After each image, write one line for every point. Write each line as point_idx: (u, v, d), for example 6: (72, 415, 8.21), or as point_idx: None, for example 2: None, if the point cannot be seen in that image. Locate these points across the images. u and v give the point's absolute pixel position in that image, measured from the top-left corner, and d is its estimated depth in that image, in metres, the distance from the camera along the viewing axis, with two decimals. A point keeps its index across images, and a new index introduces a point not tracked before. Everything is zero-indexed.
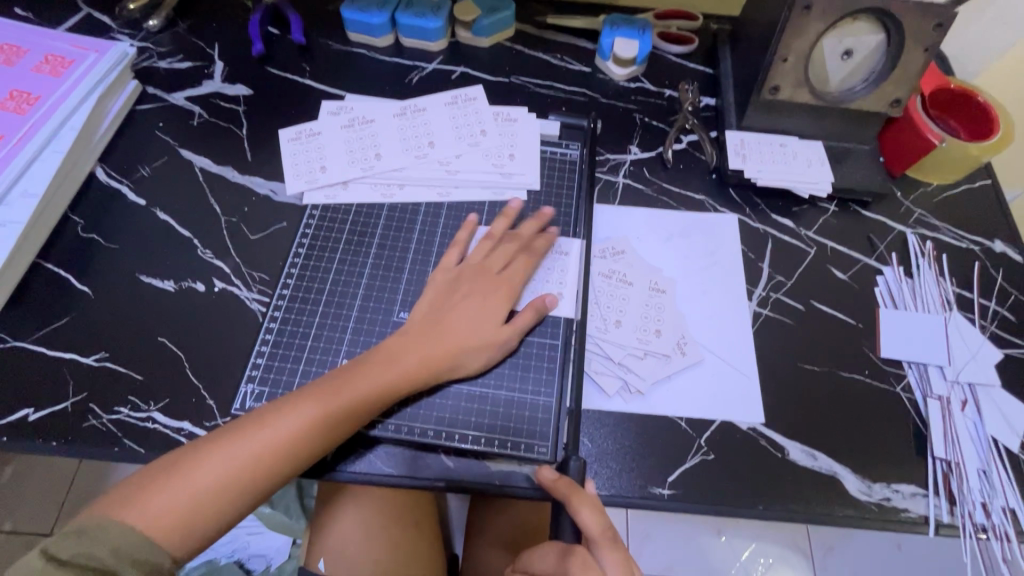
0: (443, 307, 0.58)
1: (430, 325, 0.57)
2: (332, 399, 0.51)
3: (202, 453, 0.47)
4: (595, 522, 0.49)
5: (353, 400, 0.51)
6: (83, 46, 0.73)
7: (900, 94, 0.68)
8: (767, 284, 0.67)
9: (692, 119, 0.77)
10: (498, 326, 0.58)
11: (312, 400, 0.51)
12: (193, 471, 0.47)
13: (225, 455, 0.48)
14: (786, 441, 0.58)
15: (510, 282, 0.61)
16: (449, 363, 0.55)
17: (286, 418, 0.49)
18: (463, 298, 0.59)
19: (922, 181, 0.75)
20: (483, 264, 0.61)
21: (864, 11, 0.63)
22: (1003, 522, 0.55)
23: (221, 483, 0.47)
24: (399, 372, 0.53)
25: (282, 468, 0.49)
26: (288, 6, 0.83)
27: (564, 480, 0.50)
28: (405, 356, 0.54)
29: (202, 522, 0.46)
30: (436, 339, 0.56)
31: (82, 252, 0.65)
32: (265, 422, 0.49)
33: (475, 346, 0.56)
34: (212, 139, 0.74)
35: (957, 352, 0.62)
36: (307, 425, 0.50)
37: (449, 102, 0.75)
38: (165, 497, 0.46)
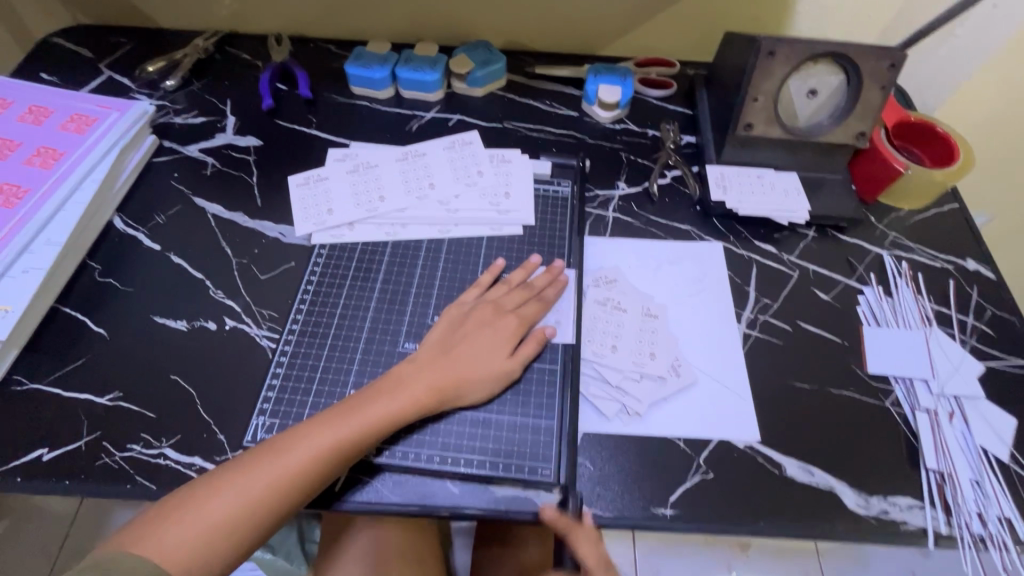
0: (451, 340, 0.61)
1: (439, 353, 0.59)
2: (344, 424, 0.53)
3: (219, 482, 0.49)
4: (590, 551, 0.54)
5: (366, 425, 0.53)
6: (106, 106, 0.79)
7: (864, 127, 0.73)
8: (754, 306, 0.70)
9: (675, 156, 0.83)
10: (503, 356, 0.60)
11: (324, 428, 0.52)
12: (209, 502, 0.48)
13: (239, 484, 0.49)
14: (782, 457, 0.60)
15: (519, 318, 0.63)
16: (456, 387, 0.57)
17: (297, 446, 0.51)
18: (471, 330, 0.61)
19: (894, 206, 0.80)
20: (493, 301, 0.64)
21: (823, 54, 0.69)
22: (1000, 531, 0.56)
23: (235, 513, 0.48)
24: (410, 398, 0.56)
25: (295, 495, 0.50)
26: (296, 64, 0.90)
27: (564, 518, 0.53)
28: (415, 382, 0.57)
29: (217, 551, 0.48)
30: (446, 366, 0.58)
31: (98, 297, 0.68)
32: (277, 450, 0.51)
33: (479, 374, 0.58)
34: (223, 187, 0.78)
35: (940, 366, 0.65)
36: (318, 452, 0.51)
37: (447, 147, 0.80)
38: (182, 526, 0.47)
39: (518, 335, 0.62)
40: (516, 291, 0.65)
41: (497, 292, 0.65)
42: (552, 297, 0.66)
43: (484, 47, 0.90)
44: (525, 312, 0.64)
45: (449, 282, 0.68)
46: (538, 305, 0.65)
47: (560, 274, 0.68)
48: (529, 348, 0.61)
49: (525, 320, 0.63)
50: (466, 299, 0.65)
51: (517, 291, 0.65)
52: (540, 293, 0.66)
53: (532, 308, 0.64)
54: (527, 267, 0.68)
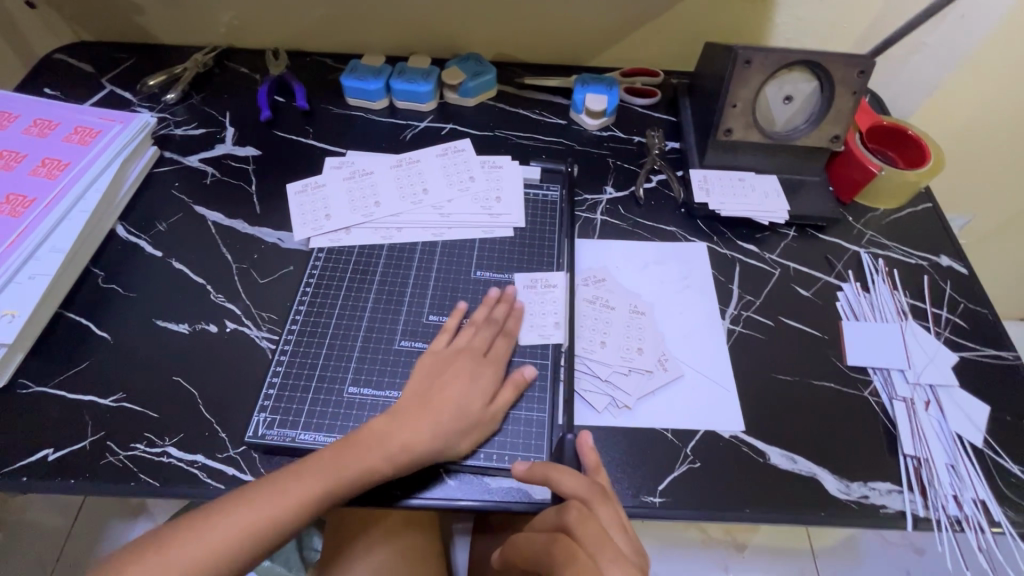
0: (430, 389, 0.59)
1: (418, 404, 0.58)
2: (313, 482, 0.53)
3: (188, 529, 0.50)
4: (581, 483, 0.51)
5: (334, 481, 0.53)
6: (109, 119, 0.81)
7: (839, 131, 0.76)
8: (738, 303, 0.73)
9: (660, 161, 0.86)
10: (481, 406, 0.59)
11: (293, 482, 0.52)
12: (176, 548, 0.49)
13: (205, 535, 0.50)
14: (766, 446, 0.62)
15: (495, 363, 0.62)
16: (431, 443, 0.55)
17: (264, 500, 0.51)
18: (451, 379, 0.60)
19: (870, 206, 0.83)
20: (471, 345, 0.63)
21: (797, 62, 0.73)
22: (975, 512, 0.58)
23: (199, 561, 0.49)
24: (382, 453, 0.54)
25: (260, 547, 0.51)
26: (293, 77, 0.93)
27: (536, 464, 0.53)
28: (390, 438, 0.55)
29: None
30: (422, 420, 0.56)
31: (101, 302, 0.70)
32: (246, 503, 0.51)
33: (459, 426, 0.57)
34: (223, 196, 0.81)
35: (916, 357, 0.67)
36: (281, 509, 0.51)
37: (440, 154, 0.83)
38: (146, 572, 0.48)
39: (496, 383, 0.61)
40: (483, 330, 0.65)
41: (473, 334, 0.64)
42: (515, 331, 0.66)
43: (475, 59, 0.94)
44: (497, 353, 0.63)
45: (444, 283, 0.71)
46: (506, 341, 0.64)
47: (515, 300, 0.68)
48: (508, 393, 0.60)
49: (501, 365, 0.62)
50: (445, 343, 0.64)
51: (496, 336, 0.65)
52: (504, 326, 0.66)
53: (502, 346, 0.64)
54: (497, 300, 0.67)
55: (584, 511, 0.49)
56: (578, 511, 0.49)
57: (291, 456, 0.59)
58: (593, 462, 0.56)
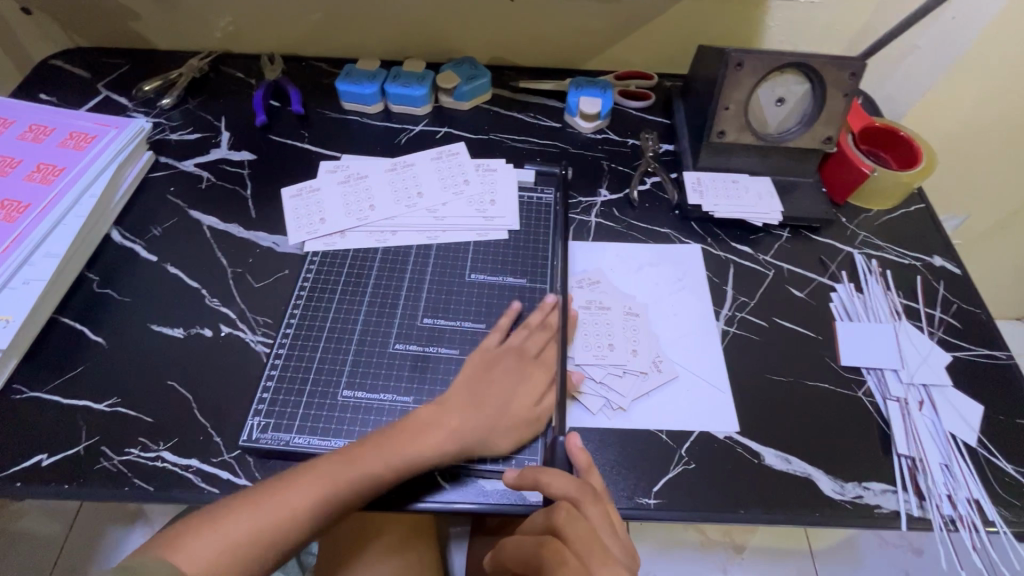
0: (481, 385, 0.61)
1: (470, 399, 0.60)
2: (366, 469, 0.54)
3: (243, 502, 0.51)
4: (570, 484, 0.52)
5: (387, 471, 0.54)
6: (105, 124, 0.82)
7: (831, 132, 0.77)
8: (732, 304, 0.73)
9: (654, 163, 0.86)
10: (531, 406, 0.60)
11: (345, 464, 0.54)
12: (230, 519, 0.50)
13: (259, 509, 0.51)
14: (760, 447, 0.62)
15: (547, 365, 0.64)
16: (479, 439, 0.57)
17: (317, 482, 0.53)
18: (502, 376, 0.62)
19: (864, 208, 0.83)
20: (521, 344, 0.64)
21: (788, 64, 0.73)
22: (969, 512, 0.58)
23: (253, 532, 0.50)
24: (433, 446, 0.56)
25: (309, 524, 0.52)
26: (288, 82, 0.93)
27: (525, 469, 0.53)
28: (439, 427, 0.57)
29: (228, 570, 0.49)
30: (474, 414, 0.58)
31: (96, 307, 0.70)
32: (300, 481, 0.53)
33: (508, 423, 0.59)
34: (218, 200, 0.81)
35: (910, 357, 0.68)
36: (335, 492, 0.53)
37: (434, 158, 0.83)
38: (202, 542, 0.49)
39: (545, 382, 0.63)
40: (537, 333, 0.65)
41: (521, 334, 0.65)
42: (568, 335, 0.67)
43: (469, 64, 0.94)
44: (550, 355, 0.64)
45: (438, 286, 0.71)
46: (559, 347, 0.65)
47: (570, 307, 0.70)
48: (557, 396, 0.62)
49: (552, 367, 0.64)
50: (493, 340, 0.65)
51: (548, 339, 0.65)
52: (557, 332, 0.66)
53: (555, 350, 0.65)
54: (545, 307, 0.67)
55: (573, 513, 0.50)
56: (566, 513, 0.50)
57: (285, 459, 0.59)
58: (584, 462, 0.56)
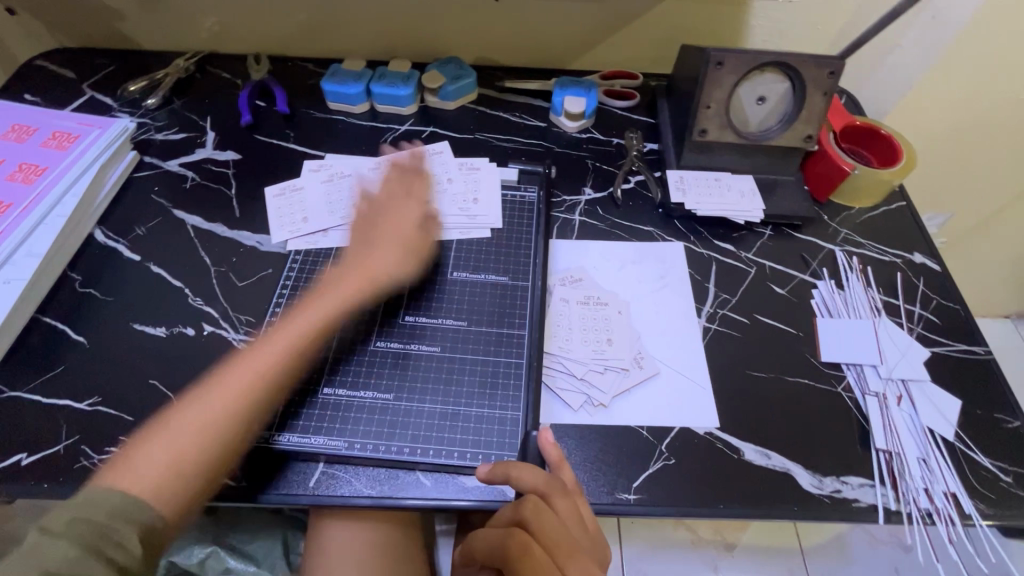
0: (364, 245, 0.69)
1: (356, 260, 0.68)
2: (284, 334, 0.60)
3: (181, 410, 0.54)
4: (539, 477, 0.53)
5: (304, 329, 0.61)
6: (88, 124, 0.82)
7: (811, 130, 0.77)
8: (714, 301, 0.73)
9: (638, 162, 0.87)
10: (409, 230, 0.71)
11: (264, 344, 0.60)
12: (172, 427, 0.53)
13: (199, 407, 0.54)
14: (740, 442, 0.62)
15: (418, 199, 0.74)
16: (381, 272, 0.67)
17: (245, 366, 0.58)
18: (380, 228, 0.70)
19: (845, 205, 0.84)
20: (395, 197, 0.74)
21: (768, 63, 0.74)
22: (945, 505, 0.59)
23: (198, 427, 0.53)
24: (341, 295, 0.65)
25: (251, 402, 0.56)
26: (273, 82, 0.93)
27: (495, 464, 0.54)
28: (339, 291, 0.65)
29: (186, 470, 0.51)
30: (367, 271, 0.67)
31: (78, 306, 0.70)
32: (228, 372, 0.57)
33: (391, 252, 0.68)
34: (202, 200, 0.81)
35: (889, 353, 0.68)
36: (263, 371, 0.57)
37: (418, 157, 0.84)
38: (148, 453, 0.51)
39: (421, 212, 0.73)
40: (411, 184, 0.76)
41: (397, 186, 0.75)
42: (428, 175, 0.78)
43: (455, 64, 0.94)
44: (419, 194, 0.75)
45: (420, 283, 0.71)
46: (425, 186, 0.77)
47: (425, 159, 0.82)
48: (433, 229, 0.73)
49: (423, 198, 0.75)
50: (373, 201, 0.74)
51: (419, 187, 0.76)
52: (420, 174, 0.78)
53: (422, 187, 0.76)
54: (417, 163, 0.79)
55: (540, 506, 0.52)
56: (534, 506, 0.52)
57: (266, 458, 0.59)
58: (556, 457, 0.56)
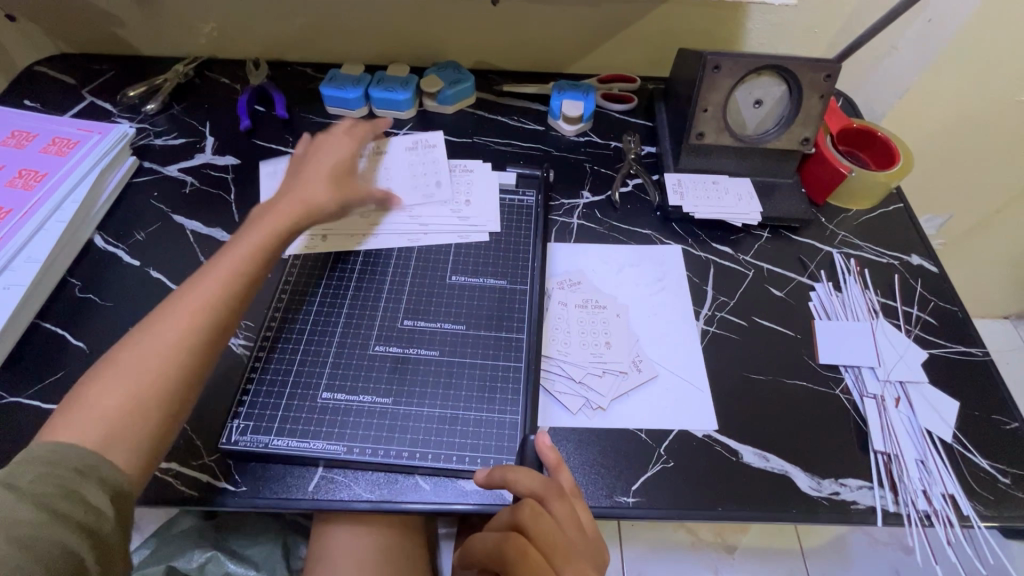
0: (292, 182, 0.69)
1: (283, 194, 0.68)
2: (217, 268, 0.59)
3: (122, 354, 0.53)
4: (536, 481, 0.53)
5: (235, 260, 0.60)
6: (88, 130, 0.82)
7: (808, 133, 0.78)
8: (712, 304, 0.74)
9: (636, 165, 0.87)
10: (337, 164, 0.71)
11: (196, 279, 0.59)
12: (113, 371, 0.52)
13: (138, 347, 0.53)
14: (738, 445, 0.63)
15: (349, 137, 0.75)
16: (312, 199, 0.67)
17: (180, 303, 0.56)
18: (309, 166, 0.71)
19: (843, 207, 0.84)
20: (327, 139, 0.75)
21: (764, 66, 0.74)
22: (944, 507, 0.59)
23: (142, 368, 0.52)
24: (273, 224, 0.64)
25: (194, 333, 0.55)
26: (272, 87, 0.93)
27: (492, 468, 0.54)
28: (268, 218, 0.64)
29: (138, 411, 0.51)
30: (295, 200, 0.66)
31: (78, 312, 0.70)
32: (164, 310, 0.56)
33: (318, 181, 0.69)
34: (202, 205, 0.81)
35: (886, 355, 0.68)
36: (199, 300, 0.57)
37: (409, 147, 0.83)
38: (95, 400, 0.50)
39: (350, 147, 0.74)
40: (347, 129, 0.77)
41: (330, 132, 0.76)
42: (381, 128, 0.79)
43: (453, 68, 0.95)
44: (352, 135, 0.76)
45: (419, 287, 0.71)
46: (361, 128, 0.78)
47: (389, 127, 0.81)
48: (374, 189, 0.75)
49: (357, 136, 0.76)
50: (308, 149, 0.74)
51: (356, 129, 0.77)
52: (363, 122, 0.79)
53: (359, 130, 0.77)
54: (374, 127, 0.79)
55: (537, 510, 0.52)
56: (531, 510, 0.52)
57: (268, 463, 0.59)
58: (554, 459, 0.56)
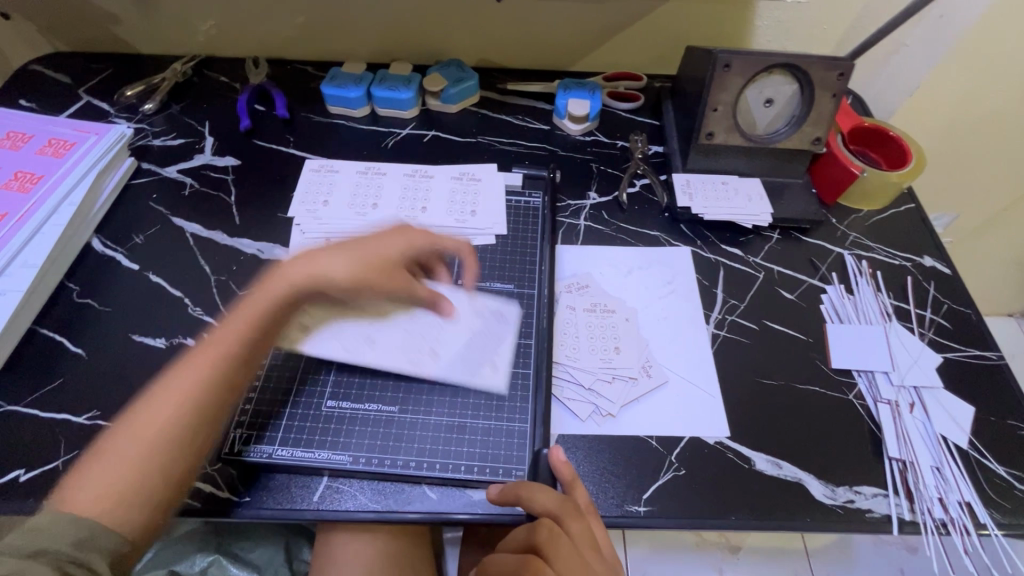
0: (328, 246, 0.64)
1: (309, 254, 0.62)
2: (222, 343, 0.56)
3: (125, 431, 0.51)
4: (553, 502, 0.53)
5: (241, 334, 0.57)
6: (85, 131, 0.80)
7: (820, 133, 0.76)
8: (722, 307, 0.72)
9: (643, 165, 0.86)
10: (380, 252, 0.63)
11: (202, 354, 0.56)
12: (115, 450, 0.50)
13: (139, 427, 0.51)
14: (751, 452, 0.61)
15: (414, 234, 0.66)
16: (324, 276, 0.61)
17: (183, 381, 0.54)
18: (355, 240, 0.64)
19: (853, 208, 0.83)
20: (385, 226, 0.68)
21: (776, 65, 0.72)
22: (961, 515, 0.58)
23: (141, 450, 0.50)
24: (274, 292, 0.59)
25: (193, 417, 0.53)
26: (273, 86, 0.92)
27: (506, 487, 0.54)
28: (279, 287, 0.59)
29: (137, 493, 0.49)
30: (313, 269, 0.61)
31: (76, 317, 0.69)
32: (169, 385, 0.54)
33: (351, 261, 0.61)
34: (202, 207, 0.80)
35: (900, 359, 0.67)
36: (202, 380, 0.54)
37: (408, 174, 0.83)
38: (94, 479, 0.49)
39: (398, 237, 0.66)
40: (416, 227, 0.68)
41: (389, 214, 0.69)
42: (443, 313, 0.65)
43: (457, 66, 0.93)
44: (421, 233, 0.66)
45: None
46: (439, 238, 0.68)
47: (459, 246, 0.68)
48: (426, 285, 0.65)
49: (422, 242, 0.66)
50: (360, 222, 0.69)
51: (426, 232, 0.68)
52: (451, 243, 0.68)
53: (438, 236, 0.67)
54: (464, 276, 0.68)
55: (554, 530, 0.52)
56: (547, 531, 0.52)
57: (271, 472, 0.58)
58: (569, 475, 0.56)
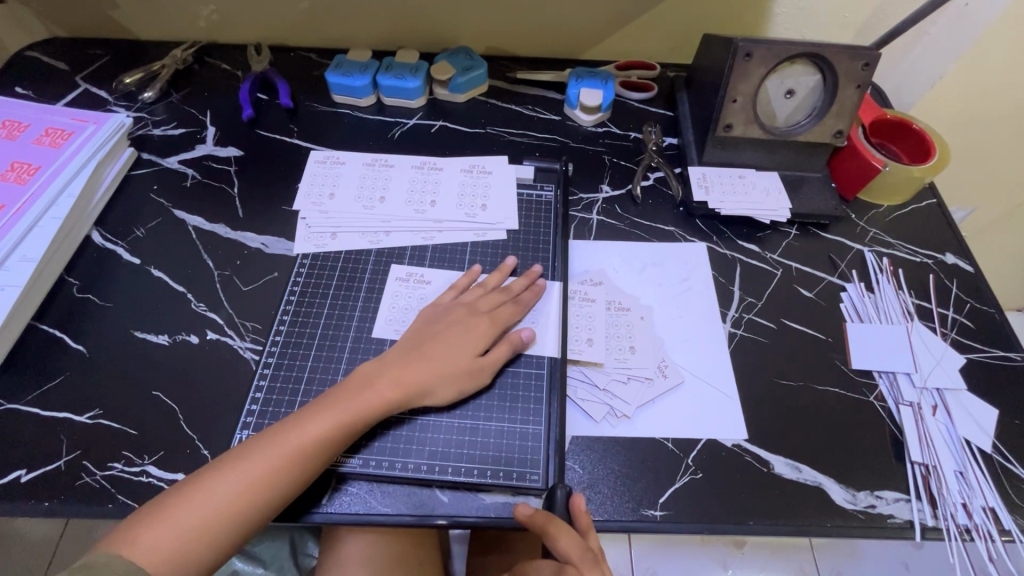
0: (426, 337, 0.60)
1: (413, 349, 0.59)
2: (313, 428, 0.53)
3: (196, 487, 0.49)
4: (577, 550, 0.49)
5: (332, 425, 0.53)
6: (82, 119, 0.78)
7: (842, 125, 0.74)
8: (739, 305, 0.70)
9: (657, 157, 0.83)
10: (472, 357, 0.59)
11: (289, 432, 0.52)
12: (182, 507, 0.48)
13: (212, 491, 0.49)
14: (769, 455, 0.60)
15: (497, 320, 0.63)
16: (421, 383, 0.57)
17: (266, 458, 0.51)
18: (447, 329, 0.61)
19: (873, 203, 0.81)
20: (468, 302, 0.64)
21: (798, 54, 0.70)
22: (985, 521, 0.56)
23: (206, 517, 0.48)
24: (372, 394, 0.55)
25: (264, 501, 0.50)
26: (276, 74, 0.89)
27: (539, 512, 0.51)
28: (378, 384, 0.56)
29: (193, 558, 0.48)
30: (414, 367, 0.57)
31: (77, 312, 0.67)
32: (249, 454, 0.51)
33: (450, 373, 0.58)
34: (203, 199, 0.78)
35: (923, 360, 0.66)
36: (282, 466, 0.51)
37: (416, 166, 0.80)
38: (156, 534, 0.47)
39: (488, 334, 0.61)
40: (492, 294, 0.65)
41: (472, 294, 0.65)
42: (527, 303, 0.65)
43: (465, 54, 0.91)
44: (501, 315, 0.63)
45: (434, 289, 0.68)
46: (515, 307, 0.64)
47: (538, 280, 0.68)
48: (501, 350, 0.61)
49: (500, 322, 0.63)
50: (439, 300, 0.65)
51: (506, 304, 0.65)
52: (517, 296, 0.66)
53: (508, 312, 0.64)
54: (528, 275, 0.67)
55: None
56: None
57: None
58: (585, 524, 0.53)
